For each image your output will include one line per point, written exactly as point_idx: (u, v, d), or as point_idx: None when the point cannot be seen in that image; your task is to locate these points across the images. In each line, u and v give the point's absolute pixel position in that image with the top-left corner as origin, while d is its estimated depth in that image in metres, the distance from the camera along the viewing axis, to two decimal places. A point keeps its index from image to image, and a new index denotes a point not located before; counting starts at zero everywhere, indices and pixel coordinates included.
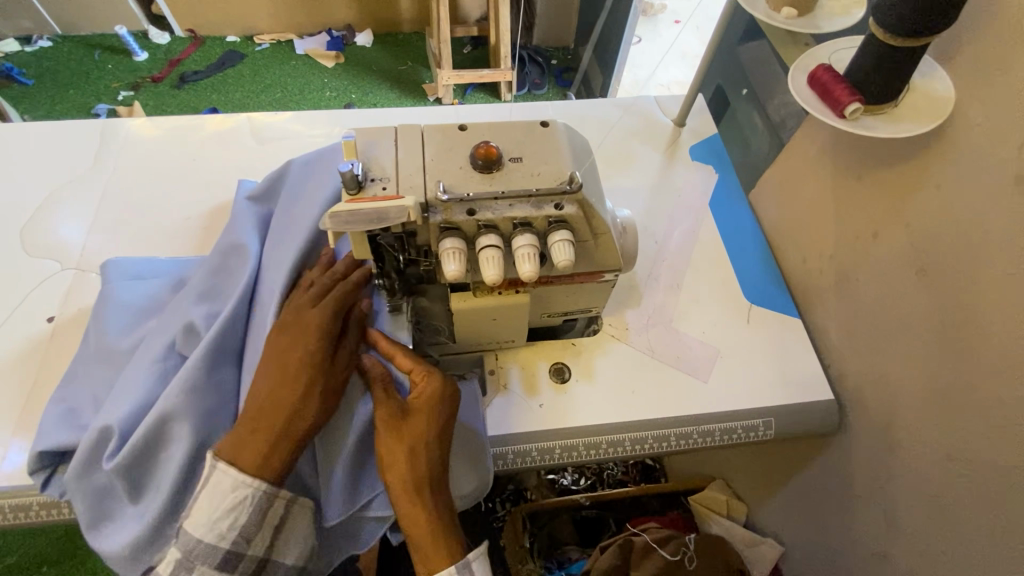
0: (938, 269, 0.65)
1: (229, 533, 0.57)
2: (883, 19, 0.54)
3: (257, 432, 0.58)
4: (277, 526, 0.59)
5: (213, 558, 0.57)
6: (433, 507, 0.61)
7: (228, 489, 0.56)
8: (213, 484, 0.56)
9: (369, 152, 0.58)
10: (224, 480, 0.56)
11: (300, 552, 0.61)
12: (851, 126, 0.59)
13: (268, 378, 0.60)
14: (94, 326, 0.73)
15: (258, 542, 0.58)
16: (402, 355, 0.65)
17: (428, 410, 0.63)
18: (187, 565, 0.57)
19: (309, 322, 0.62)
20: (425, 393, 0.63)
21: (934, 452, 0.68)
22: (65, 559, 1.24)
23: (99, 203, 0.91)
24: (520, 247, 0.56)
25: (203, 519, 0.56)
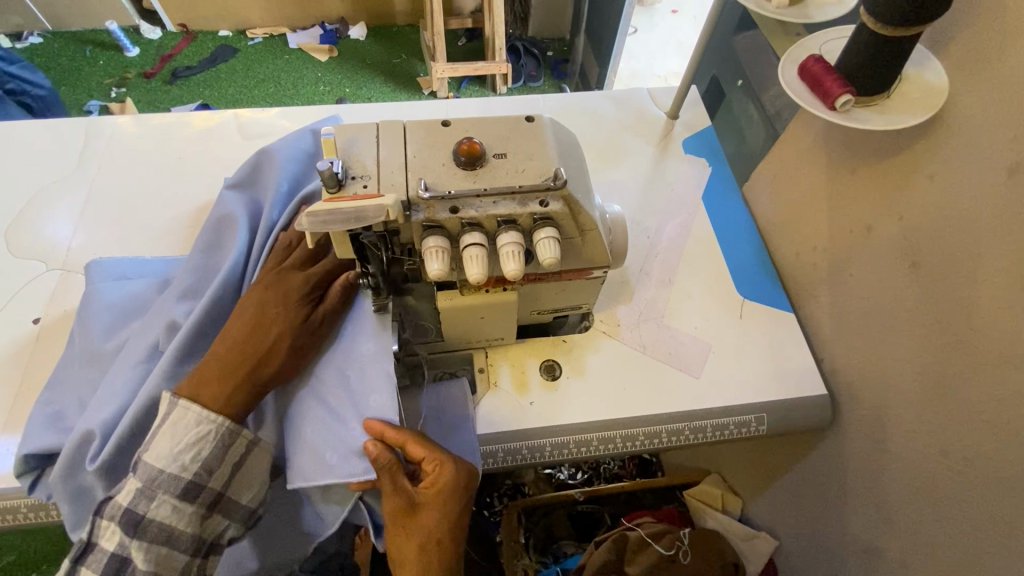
0: (931, 262, 0.64)
1: (193, 463, 0.60)
2: (873, 9, 0.53)
3: (222, 371, 0.62)
4: (238, 463, 0.63)
5: (174, 488, 0.59)
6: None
7: (195, 419, 0.60)
8: (175, 416, 0.60)
9: (350, 149, 0.57)
10: (188, 415, 0.60)
11: (255, 493, 0.65)
12: (842, 118, 0.58)
13: (239, 328, 0.65)
14: (79, 327, 0.72)
15: (219, 477, 0.61)
16: (412, 444, 0.63)
17: (438, 503, 0.63)
18: (147, 494, 0.58)
19: (290, 284, 0.68)
20: (437, 486, 0.63)
21: (927, 448, 0.67)
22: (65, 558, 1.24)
23: (85, 202, 0.90)
24: (504, 245, 0.56)
25: (165, 449, 0.59)
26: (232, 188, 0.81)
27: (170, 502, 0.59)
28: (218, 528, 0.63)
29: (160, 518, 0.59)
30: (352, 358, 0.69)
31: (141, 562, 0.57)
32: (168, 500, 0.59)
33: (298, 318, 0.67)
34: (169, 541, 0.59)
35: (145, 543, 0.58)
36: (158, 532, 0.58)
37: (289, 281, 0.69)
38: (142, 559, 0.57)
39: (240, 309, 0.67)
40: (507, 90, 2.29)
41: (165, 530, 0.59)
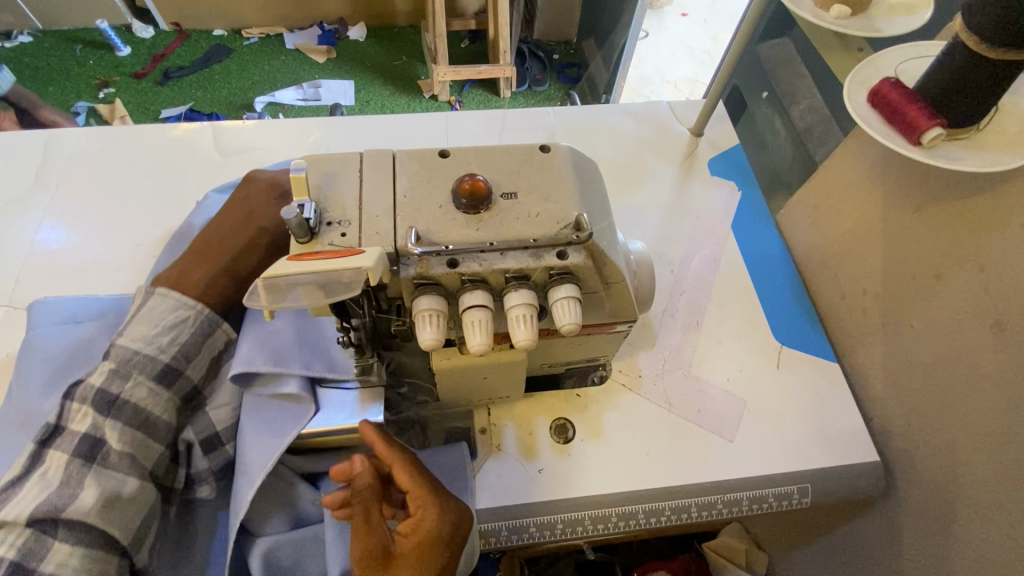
0: (1020, 326, 0.54)
1: (171, 347, 0.59)
2: (977, 23, 0.43)
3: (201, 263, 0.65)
4: (215, 357, 0.63)
5: (150, 370, 0.57)
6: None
7: (174, 306, 0.60)
8: (153, 304, 0.60)
9: (326, 188, 0.47)
10: (166, 301, 0.60)
11: (227, 415, 0.62)
12: (927, 156, 0.48)
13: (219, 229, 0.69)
14: (17, 384, 0.63)
15: (195, 367, 0.61)
16: (400, 472, 0.53)
17: (418, 554, 0.51)
18: (121, 374, 0.56)
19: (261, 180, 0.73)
20: (419, 532, 0.51)
21: (1006, 539, 0.57)
22: None
23: (39, 226, 0.81)
24: (513, 308, 0.45)
25: (142, 331, 0.58)
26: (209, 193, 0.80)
27: (145, 384, 0.57)
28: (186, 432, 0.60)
29: (135, 400, 0.56)
30: None
31: (118, 442, 0.54)
32: (144, 382, 0.57)
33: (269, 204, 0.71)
34: (142, 426, 0.56)
35: (120, 422, 0.55)
36: (134, 414, 0.56)
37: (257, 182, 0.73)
38: (117, 436, 0.54)
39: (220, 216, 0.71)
40: (511, 94, 2.19)
41: (140, 412, 0.56)
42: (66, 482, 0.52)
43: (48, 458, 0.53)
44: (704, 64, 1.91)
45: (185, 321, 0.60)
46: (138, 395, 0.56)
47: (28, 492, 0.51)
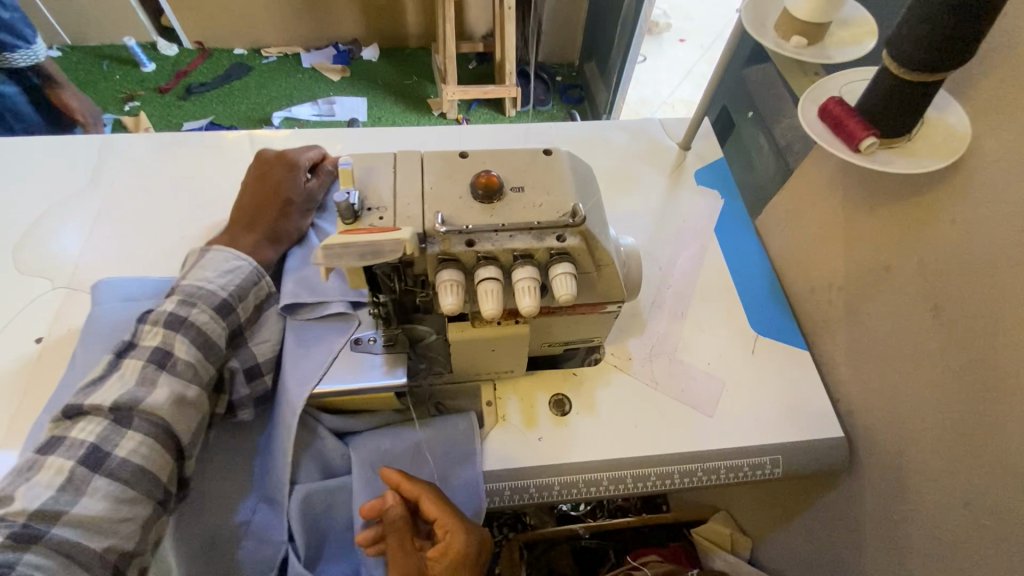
0: (953, 308, 0.62)
1: (229, 286, 0.68)
2: (896, 53, 0.53)
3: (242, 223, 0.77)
4: (261, 302, 0.72)
5: (211, 302, 0.66)
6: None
7: (230, 257, 0.70)
8: (212, 255, 0.70)
9: (367, 179, 0.56)
10: (223, 252, 0.70)
11: (268, 349, 0.71)
12: (866, 161, 0.58)
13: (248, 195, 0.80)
14: (82, 352, 0.71)
15: (246, 305, 0.70)
16: (427, 501, 0.63)
17: (449, 568, 0.61)
18: (188, 302, 0.65)
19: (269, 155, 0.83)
20: (448, 551, 0.61)
21: (950, 497, 0.65)
22: None
23: (95, 219, 0.90)
24: (520, 280, 0.54)
25: (205, 272, 0.67)
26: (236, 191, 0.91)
27: (207, 311, 0.65)
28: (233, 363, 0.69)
29: (198, 324, 0.64)
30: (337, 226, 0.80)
31: (184, 353, 0.62)
32: (206, 310, 0.65)
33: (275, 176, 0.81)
34: (205, 346, 0.64)
35: (186, 338, 0.63)
36: (196, 335, 0.64)
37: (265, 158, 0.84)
38: (184, 348, 0.62)
39: (248, 186, 0.81)
40: (516, 113, 2.31)
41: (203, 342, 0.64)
42: (142, 382, 0.60)
43: (124, 366, 0.61)
44: (698, 87, 2.03)
45: (240, 270, 0.70)
46: (202, 321, 0.64)
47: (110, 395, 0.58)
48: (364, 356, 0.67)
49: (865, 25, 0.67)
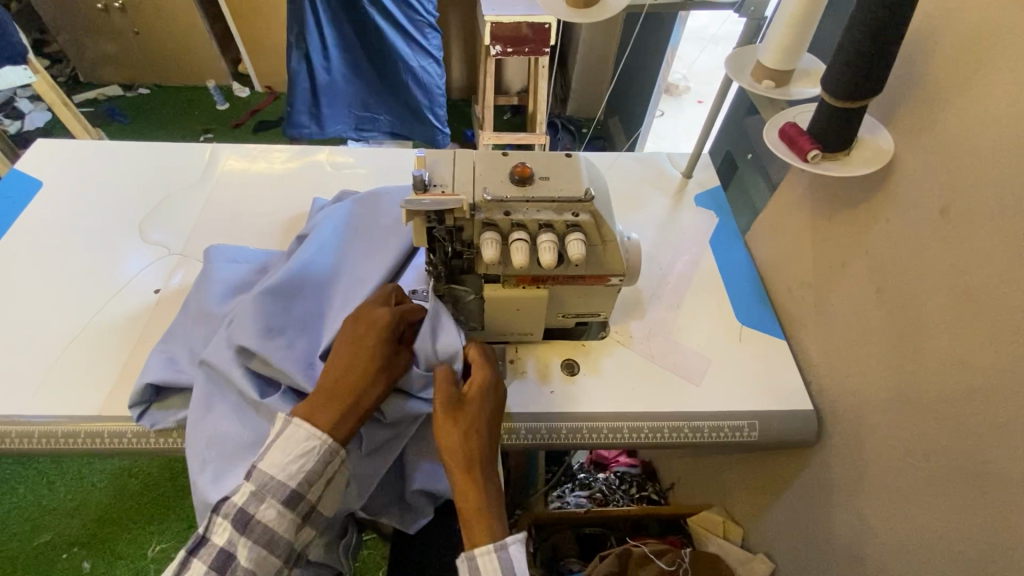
0: (892, 290, 0.77)
1: (297, 474, 0.68)
2: (827, 86, 0.71)
3: (336, 401, 0.70)
4: (331, 480, 0.70)
5: (280, 494, 0.67)
6: (499, 531, 0.69)
7: (303, 439, 0.68)
8: (287, 433, 0.68)
9: (433, 165, 0.76)
10: (298, 432, 0.68)
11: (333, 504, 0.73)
12: (813, 168, 0.75)
13: (347, 360, 0.72)
14: (196, 295, 0.90)
15: (314, 490, 0.69)
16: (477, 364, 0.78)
17: (478, 397, 0.74)
18: (258, 497, 0.67)
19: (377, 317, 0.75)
20: (478, 382, 0.76)
21: (896, 451, 0.77)
22: (170, 518, 1.58)
23: (203, 206, 1.13)
24: (544, 241, 0.72)
25: (278, 459, 0.67)
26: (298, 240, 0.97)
27: (275, 507, 0.67)
28: (307, 538, 0.71)
29: (265, 520, 0.67)
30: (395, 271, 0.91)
31: (246, 558, 0.66)
32: (273, 504, 0.67)
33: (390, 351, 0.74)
34: (269, 542, 0.67)
35: (251, 541, 0.66)
36: (262, 532, 0.67)
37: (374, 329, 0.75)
38: (247, 554, 0.66)
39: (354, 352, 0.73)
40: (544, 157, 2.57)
41: (329, 456, 0.69)
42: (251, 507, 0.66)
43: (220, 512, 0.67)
44: None
45: (310, 454, 0.68)
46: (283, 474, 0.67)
47: (266, 510, 0.67)
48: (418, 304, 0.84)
49: (820, 73, 0.87)
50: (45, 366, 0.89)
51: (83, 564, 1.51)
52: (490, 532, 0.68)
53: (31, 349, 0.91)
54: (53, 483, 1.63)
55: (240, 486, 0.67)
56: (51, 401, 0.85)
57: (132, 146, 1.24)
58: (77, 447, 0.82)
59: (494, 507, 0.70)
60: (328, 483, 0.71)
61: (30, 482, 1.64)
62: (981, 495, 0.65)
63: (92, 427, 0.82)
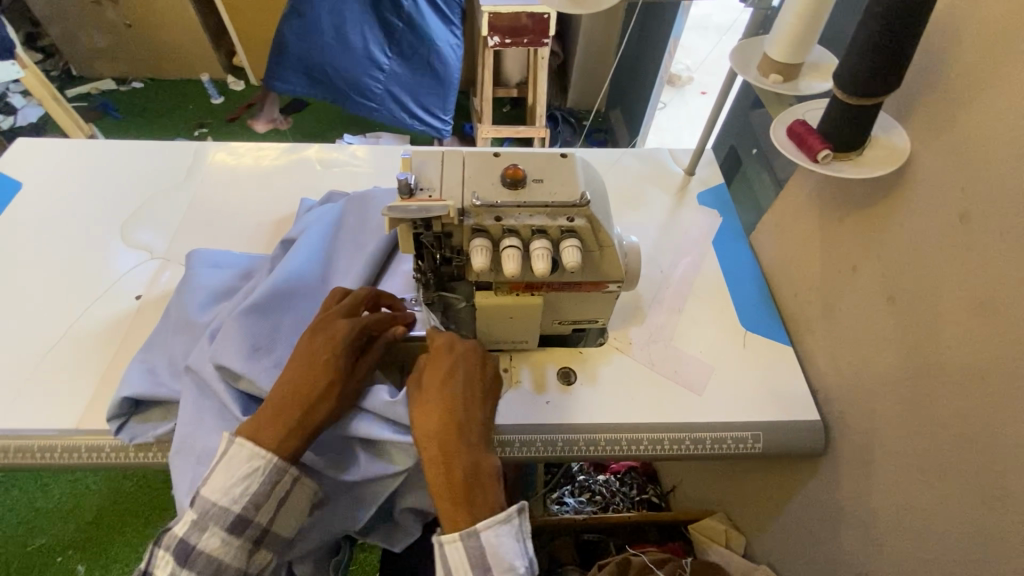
0: (906, 298, 0.73)
1: (242, 497, 0.65)
2: (840, 82, 0.67)
3: (283, 417, 0.66)
4: (281, 500, 0.67)
5: (222, 521, 0.64)
6: (479, 512, 0.66)
7: (249, 457, 0.65)
8: (232, 453, 0.66)
9: (420, 168, 0.72)
10: (242, 452, 0.65)
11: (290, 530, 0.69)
12: (823, 169, 0.71)
13: (296, 377, 0.69)
14: (177, 303, 0.87)
15: (263, 513, 0.66)
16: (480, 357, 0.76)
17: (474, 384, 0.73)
18: (200, 524, 0.64)
19: (337, 330, 0.72)
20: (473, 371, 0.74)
21: (908, 467, 0.73)
22: (164, 522, 1.56)
23: (188, 207, 1.09)
24: (536, 248, 0.68)
25: (221, 481, 0.64)
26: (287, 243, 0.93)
27: (218, 533, 0.64)
28: (260, 565, 0.68)
29: (209, 549, 0.64)
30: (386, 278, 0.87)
31: None
32: (217, 532, 0.64)
33: (343, 370, 0.70)
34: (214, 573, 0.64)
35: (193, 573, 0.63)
36: (205, 563, 0.64)
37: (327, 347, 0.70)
38: None
39: (300, 364, 0.70)
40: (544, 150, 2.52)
41: (276, 475, 0.66)
42: (192, 535, 0.64)
43: (165, 540, 0.65)
44: None
45: (256, 473, 0.65)
46: (226, 498, 0.64)
47: (209, 540, 0.64)
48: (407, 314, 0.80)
49: (831, 67, 0.82)
50: (21, 376, 0.86)
51: (77, 568, 1.49)
52: (465, 515, 0.66)
53: (7, 357, 0.88)
54: (47, 486, 1.61)
55: (184, 514, 0.65)
56: (26, 413, 0.82)
57: (115, 145, 1.20)
58: (54, 461, 0.79)
59: (477, 485, 0.67)
60: (278, 507, 0.67)
61: (23, 484, 1.62)
62: (1000, 518, 0.62)
63: (69, 440, 0.79)
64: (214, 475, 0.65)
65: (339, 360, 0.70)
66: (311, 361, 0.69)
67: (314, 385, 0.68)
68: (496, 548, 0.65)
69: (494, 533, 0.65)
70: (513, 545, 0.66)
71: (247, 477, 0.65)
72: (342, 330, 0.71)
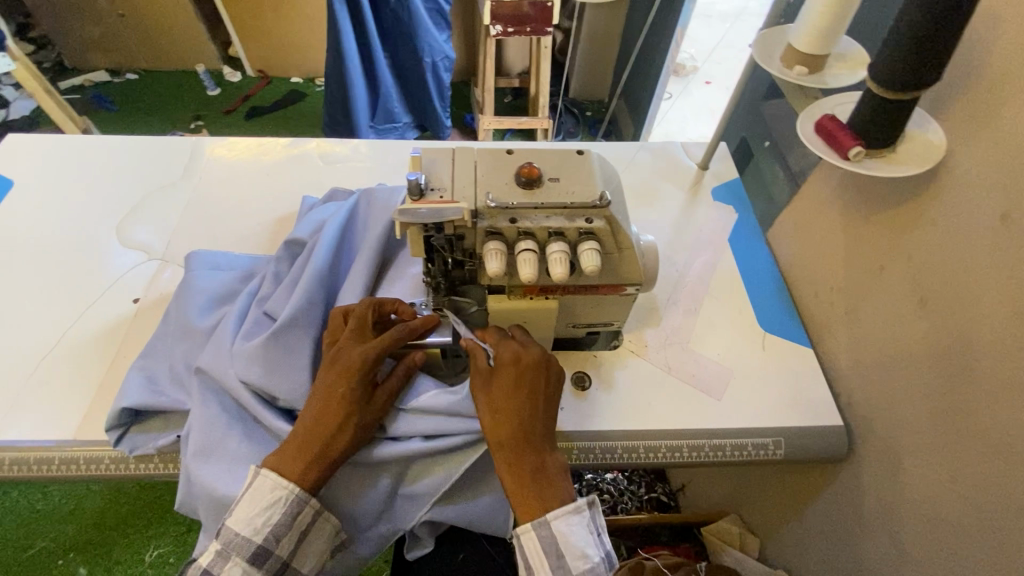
0: (937, 301, 0.71)
1: (265, 528, 0.62)
2: (874, 76, 0.63)
3: (305, 451, 0.64)
4: (303, 531, 0.65)
5: (245, 552, 0.62)
6: (551, 502, 0.65)
7: (272, 487, 0.63)
8: (256, 484, 0.63)
9: (430, 167, 0.68)
10: (265, 482, 0.63)
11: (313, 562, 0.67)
12: (854, 167, 0.68)
13: (315, 411, 0.66)
14: (177, 307, 0.83)
15: (285, 544, 0.64)
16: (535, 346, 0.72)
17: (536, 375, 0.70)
18: (222, 555, 0.62)
19: (352, 359, 0.68)
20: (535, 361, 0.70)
21: (938, 477, 0.70)
22: (168, 524, 1.54)
23: (186, 206, 1.06)
24: (554, 252, 0.65)
25: (244, 512, 0.62)
26: (296, 242, 0.87)
27: (241, 566, 0.61)
28: None
29: None
30: (392, 279, 0.84)
31: None
32: (239, 564, 0.62)
33: (362, 399, 0.67)
34: None
35: None
36: None
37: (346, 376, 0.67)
38: None
39: (318, 397, 0.67)
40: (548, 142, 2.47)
41: (297, 507, 0.64)
42: (214, 566, 0.61)
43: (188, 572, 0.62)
44: None
45: (279, 503, 0.63)
46: (249, 529, 0.62)
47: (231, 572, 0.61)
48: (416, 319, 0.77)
49: (858, 57, 0.79)
50: (16, 385, 0.83)
51: (80, 570, 1.47)
52: (536, 505, 0.64)
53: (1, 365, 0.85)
54: (47, 488, 1.59)
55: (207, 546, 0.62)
56: (22, 424, 0.79)
57: (108, 141, 1.16)
58: (51, 474, 0.76)
59: (548, 475, 0.66)
60: (299, 537, 0.65)
61: (22, 487, 1.60)
62: None
63: (67, 451, 0.77)
64: (238, 506, 0.63)
65: (357, 390, 0.67)
66: (329, 393, 0.67)
67: (333, 417, 0.66)
68: (568, 536, 0.63)
69: (566, 522, 0.64)
70: (586, 534, 0.64)
71: (271, 507, 0.63)
72: (358, 360, 0.68)
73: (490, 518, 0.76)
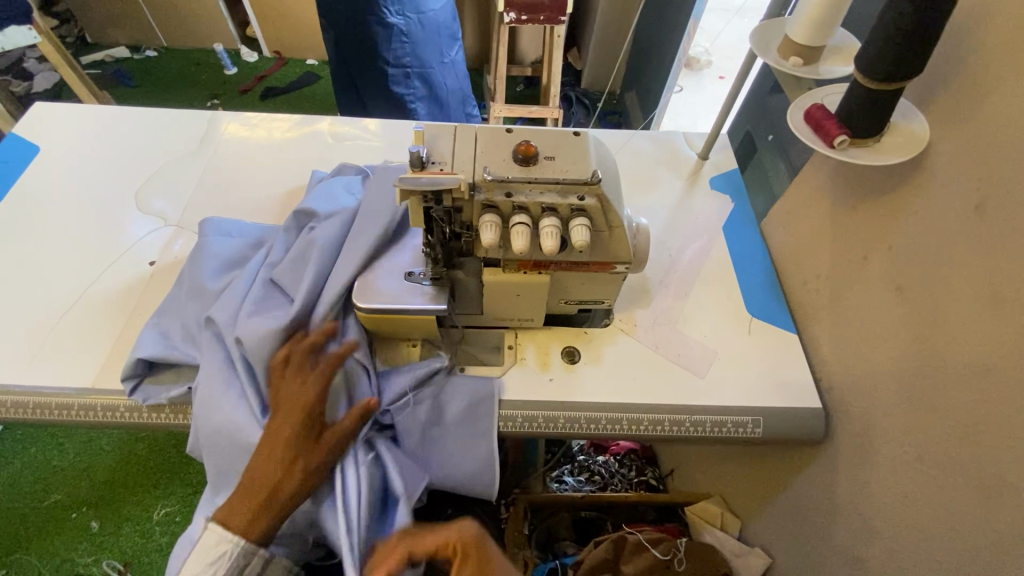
0: (914, 288, 0.73)
1: None
2: (860, 66, 0.66)
3: (252, 496, 0.69)
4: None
5: None
6: None
7: (219, 539, 0.69)
8: (206, 538, 0.69)
9: (431, 141, 0.72)
10: (213, 538, 0.69)
11: None
12: (838, 155, 0.70)
13: (262, 458, 0.70)
14: (190, 268, 0.89)
15: None
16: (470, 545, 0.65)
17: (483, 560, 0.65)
18: None
19: (296, 400, 0.72)
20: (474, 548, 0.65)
21: (906, 456, 0.74)
22: (175, 484, 1.61)
23: (202, 176, 1.10)
24: (545, 226, 0.68)
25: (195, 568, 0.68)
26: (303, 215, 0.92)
27: None
28: None
29: None
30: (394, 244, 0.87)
31: None
32: None
33: (305, 443, 0.70)
34: None
35: None
36: None
37: (287, 423, 0.71)
38: None
39: (264, 444, 0.71)
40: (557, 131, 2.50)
41: (245, 558, 0.69)
42: None
43: None
44: None
45: (226, 555, 0.68)
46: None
47: None
48: (414, 287, 0.81)
49: (852, 50, 0.81)
50: (40, 336, 0.88)
51: (91, 524, 1.55)
52: None
53: (25, 317, 0.90)
54: (62, 445, 1.67)
55: None
56: (45, 371, 0.85)
57: (130, 112, 1.21)
58: (70, 419, 0.82)
59: None
60: None
61: (39, 443, 1.67)
62: (993, 507, 0.62)
63: (85, 398, 0.82)
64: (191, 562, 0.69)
65: (297, 435, 0.70)
66: (274, 437, 0.70)
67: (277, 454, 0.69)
68: None
69: None
70: None
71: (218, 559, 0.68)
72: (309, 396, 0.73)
73: (474, 479, 0.79)
